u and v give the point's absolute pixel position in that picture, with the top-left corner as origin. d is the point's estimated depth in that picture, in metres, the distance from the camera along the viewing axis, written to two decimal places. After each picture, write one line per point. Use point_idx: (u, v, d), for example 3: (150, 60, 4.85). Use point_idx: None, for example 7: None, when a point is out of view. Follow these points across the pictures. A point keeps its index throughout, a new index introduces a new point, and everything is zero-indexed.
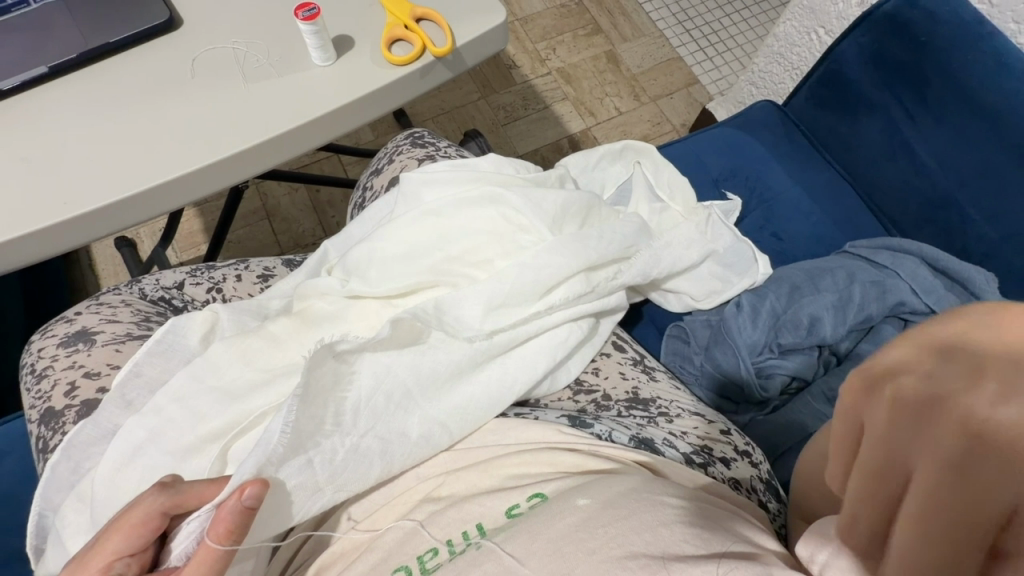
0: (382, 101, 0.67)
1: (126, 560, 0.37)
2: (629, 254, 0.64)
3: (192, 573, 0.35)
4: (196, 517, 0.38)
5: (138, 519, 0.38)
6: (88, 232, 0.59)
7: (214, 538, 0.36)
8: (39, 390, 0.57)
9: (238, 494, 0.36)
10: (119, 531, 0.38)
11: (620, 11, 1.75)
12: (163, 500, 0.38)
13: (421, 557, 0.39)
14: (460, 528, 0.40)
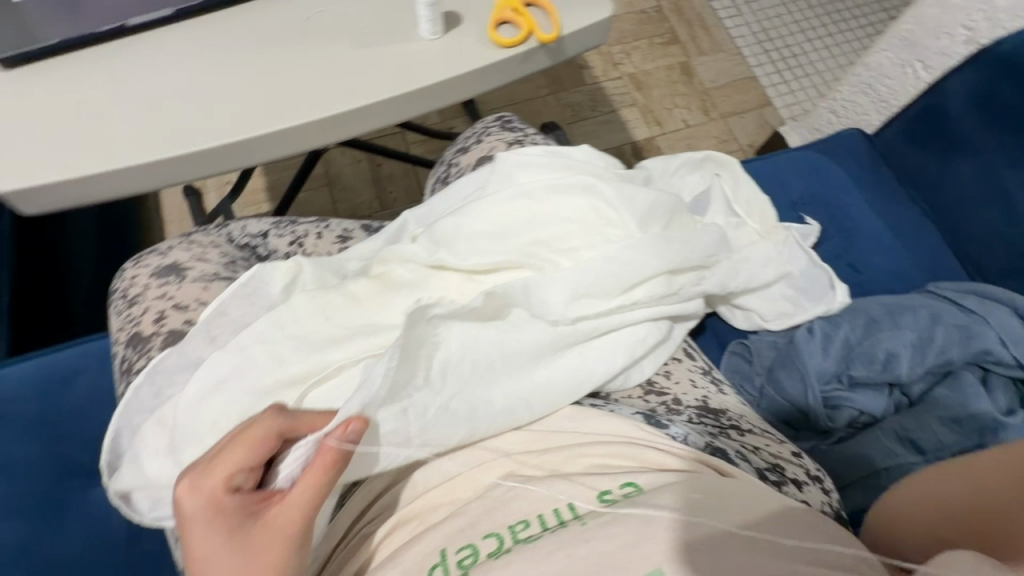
0: (483, 81, 0.67)
1: (243, 474, 0.39)
2: (711, 262, 0.63)
3: (301, 494, 0.38)
4: (304, 445, 0.40)
5: (259, 436, 0.40)
6: (188, 172, 0.60)
7: (320, 467, 0.39)
8: (129, 315, 0.59)
9: (345, 426, 0.40)
10: (240, 445, 0.39)
11: (700, 24, 1.72)
12: (282, 422, 0.41)
13: (512, 527, 0.38)
14: (551, 506, 0.39)
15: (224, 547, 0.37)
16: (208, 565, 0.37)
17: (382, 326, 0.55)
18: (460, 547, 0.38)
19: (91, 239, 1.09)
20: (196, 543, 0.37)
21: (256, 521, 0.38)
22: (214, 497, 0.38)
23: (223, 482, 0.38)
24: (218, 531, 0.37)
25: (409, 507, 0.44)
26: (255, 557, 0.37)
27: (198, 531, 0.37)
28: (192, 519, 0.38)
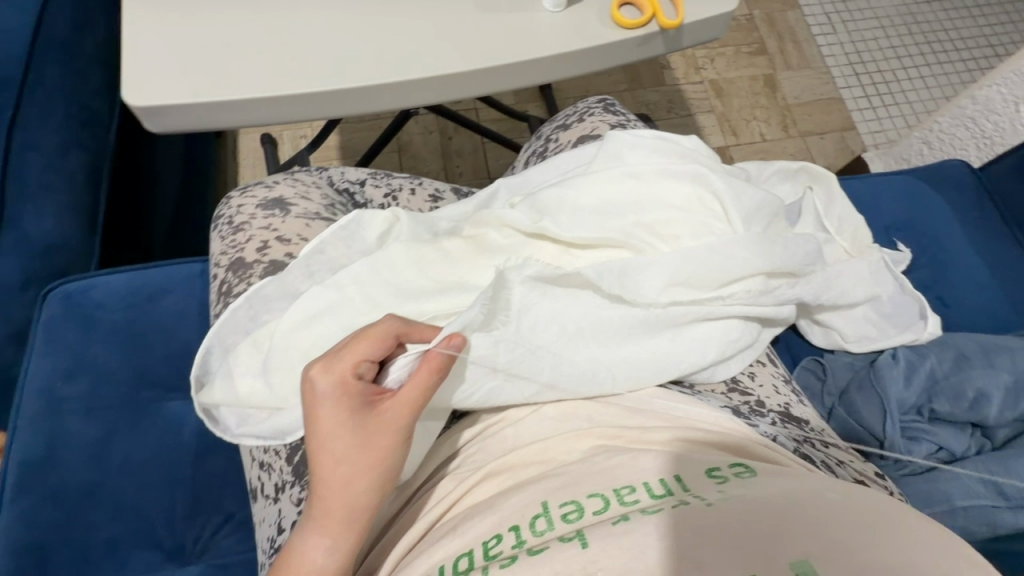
0: (599, 59, 0.66)
1: (367, 365, 0.42)
2: (807, 272, 0.61)
3: (411, 394, 0.40)
4: (417, 348, 0.42)
5: (380, 333, 0.42)
6: (305, 110, 0.61)
7: (429, 371, 0.40)
8: (232, 240, 0.62)
9: (446, 342, 0.41)
10: (365, 337, 0.41)
11: (791, 37, 1.67)
12: (399, 325, 0.42)
13: (617, 491, 0.37)
14: (655, 475, 0.38)
15: (342, 426, 0.39)
16: (327, 440, 0.39)
17: (475, 286, 0.56)
18: (564, 501, 0.37)
19: (177, 167, 1.11)
20: (319, 417, 0.39)
21: (371, 409, 0.40)
22: (342, 381, 0.40)
23: (351, 367, 0.40)
24: (339, 410, 0.39)
25: (499, 462, 0.43)
26: (367, 442, 0.39)
27: (322, 407, 0.40)
28: (320, 396, 0.40)
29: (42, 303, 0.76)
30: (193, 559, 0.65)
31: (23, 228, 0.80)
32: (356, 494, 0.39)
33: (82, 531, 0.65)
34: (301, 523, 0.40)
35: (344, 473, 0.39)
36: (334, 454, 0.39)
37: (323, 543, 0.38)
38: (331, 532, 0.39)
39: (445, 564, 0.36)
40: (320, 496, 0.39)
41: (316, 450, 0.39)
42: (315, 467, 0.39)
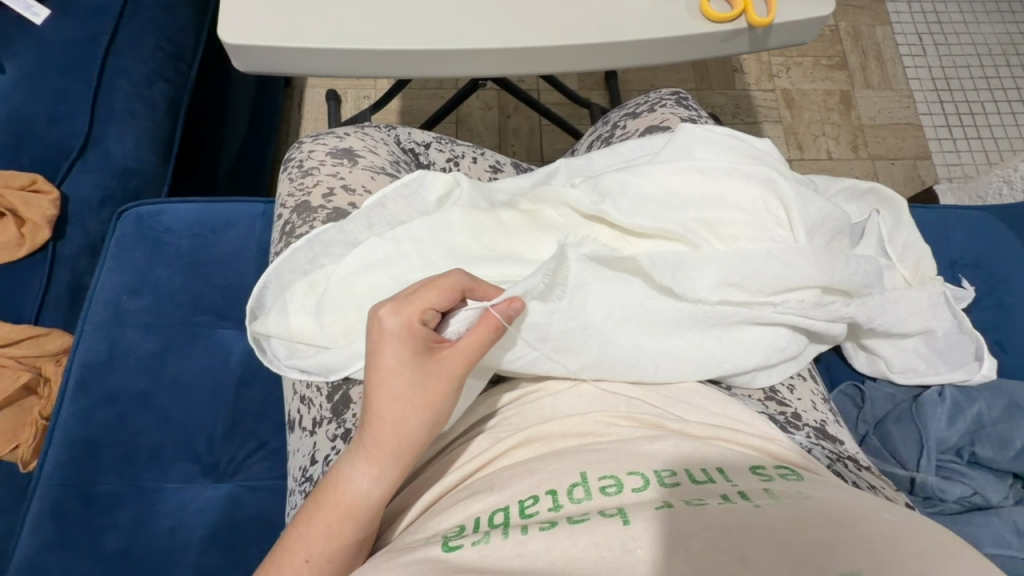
0: (681, 50, 0.65)
1: (432, 313, 0.43)
2: (863, 294, 0.59)
3: (468, 347, 0.42)
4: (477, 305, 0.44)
5: (448, 284, 0.43)
6: (385, 67, 0.62)
7: (489, 327, 0.42)
8: (300, 184, 0.64)
9: (506, 304, 0.43)
10: (434, 287, 0.43)
11: (876, 54, 1.59)
12: (466, 280, 0.44)
13: (658, 472, 0.38)
14: (696, 466, 0.39)
15: (404, 365, 0.41)
16: (386, 377, 0.41)
17: (526, 258, 0.57)
18: (602, 475, 0.38)
19: (245, 105, 1.11)
20: (383, 355, 0.41)
21: (431, 355, 0.42)
22: (409, 324, 0.41)
23: (417, 313, 0.42)
24: (403, 351, 0.41)
25: (536, 429, 0.45)
26: (424, 385, 0.41)
27: (387, 345, 0.41)
28: (386, 334, 0.41)
29: (117, 221, 0.81)
30: (225, 477, 0.69)
31: (109, 150, 0.87)
32: (406, 432, 0.41)
33: (131, 435, 0.70)
34: (350, 448, 0.42)
35: (399, 410, 0.41)
36: (393, 390, 0.41)
37: (369, 470, 0.41)
38: (378, 462, 0.41)
39: (480, 516, 0.38)
40: (372, 427, 0.41)
41: (375, 384, 0.41)
42: (371, 400, 0.41)
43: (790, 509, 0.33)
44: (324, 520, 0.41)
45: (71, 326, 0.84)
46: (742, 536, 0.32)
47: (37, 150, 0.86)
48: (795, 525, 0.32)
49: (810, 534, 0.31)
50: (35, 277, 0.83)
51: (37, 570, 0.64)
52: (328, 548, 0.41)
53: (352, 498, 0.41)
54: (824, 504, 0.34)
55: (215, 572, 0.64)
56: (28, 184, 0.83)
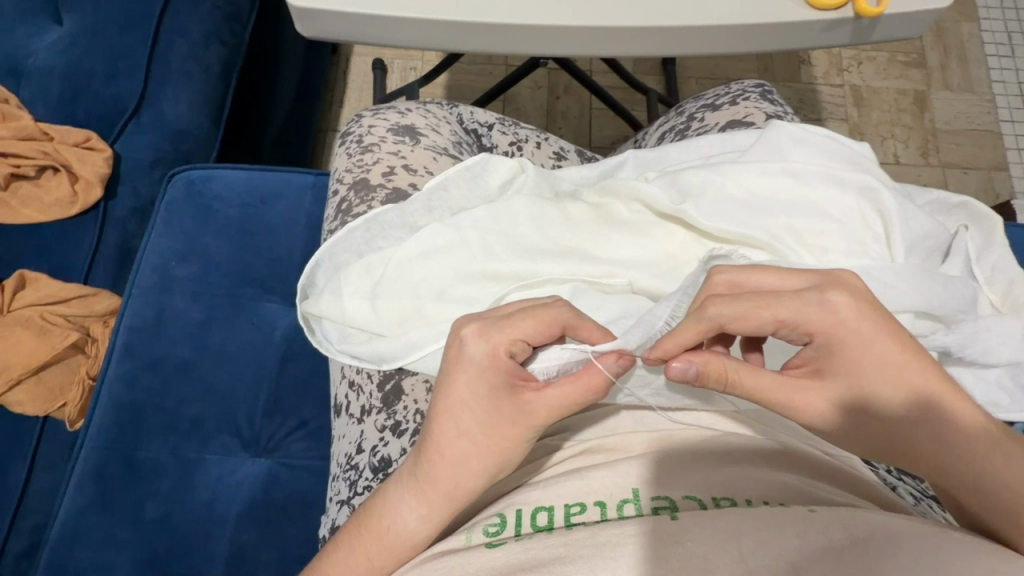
0: (775, 39, 0.59)
1: (522, 345, 0.40)
2: (958, 321, 0.52)
3: (554, 396, 0.39)
4: (581, 350, 0.41)
5: (550, 318, 0.40)
6: (455, 40, 0.59)
7: (585, 385, 0.39)
8: (360, 160, 0.62)
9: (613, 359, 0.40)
10: (533, 318, 0.39)
11: (959, 52, 1.41)
12: (564, 314, 0.40)
13: (713, 499, 0.38)
14: (752, 494, 0.38)
15: (478, 399, 0.39)
16: (454, 410, 0.39)
17: (594, 257, 0.53)
18: (657, 494, 0.39)
19: (295, 70, 1.07)
20: (456, 384, 0.39)
21: (511, 393, 0.39)
22: (493, 356, 0.39)
23: (506, 343, 0.39)
24: (479, 384, 0.39)
25: (602, 441, 0.45)
26: (494, 427, 0.39)
27: (462, 374, 0.39)
28: (463, 363, 0.39)
29: (168, 184, 0.80)
30: (264, 453, 0.68)
31: (163, 111, 0.85)
32: (466, 474, 0.39)
33: (174, 403, 0.69)
34: (401, 478, 0.41)
35: (462, 449, 0.39)
36: (458, 425, 0.39)
37: (419, 507, 0.39)
38: (430, 499, 0.39)
39: (521, 509, 0.39)
40: (429, 460, 0.40)
41: (442, 414, 0.39)
42: (434, 431, 0.40)
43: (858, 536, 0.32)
44: (364, 551, 0.40)
45: (118, 287, 0.84)
46: (797, 542, 0.32)
47: (92, 107, 0.85)
48: (851, 533, 0.32)
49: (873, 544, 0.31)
50: (86, 236, 0.83)
51: (80, 529, 0.65)
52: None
53: (395, 532, 0.39)
54: (893, 516, 0.35)
55: (251, 547, 0.64)
56: (83, 141, 0.83)
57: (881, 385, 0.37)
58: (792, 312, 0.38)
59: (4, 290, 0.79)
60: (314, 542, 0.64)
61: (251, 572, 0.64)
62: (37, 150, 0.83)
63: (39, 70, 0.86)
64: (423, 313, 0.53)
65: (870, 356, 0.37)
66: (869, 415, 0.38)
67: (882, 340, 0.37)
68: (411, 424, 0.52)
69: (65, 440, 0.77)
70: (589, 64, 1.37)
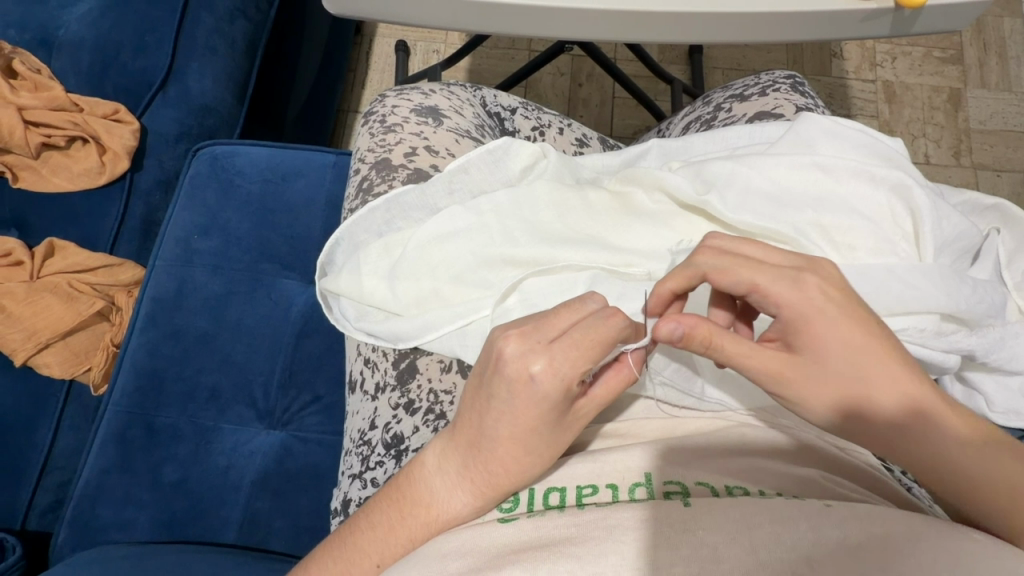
0: (810, 29, 0.58)
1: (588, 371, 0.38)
2: (985, 325, 0.50)
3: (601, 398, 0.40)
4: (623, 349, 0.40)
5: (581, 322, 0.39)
6: (481, 22, 0.58)
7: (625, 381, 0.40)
8: (382, 140, 0.62)
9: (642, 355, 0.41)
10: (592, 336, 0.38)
11: (999, 49, 1.32)
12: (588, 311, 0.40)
13: (729, 487, 0.38)
14: (766, 485, 0.38)
15: (549, 423, 0.39)
16: (519, 433, 0.39)
17: (612, 245, 0.53)
18: (668, 479, 0.38)
19: (318, 49, 1.07)
20: (527, 413, 0.39)
21: (568, 414, 0.40)
22: (564, 389, 0.38)
23: (578, 376, 0.38)
24: (550, 412, 0.39)
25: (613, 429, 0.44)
26: (558, 443, 0.40)
27: (534, 404, 0.38)
28: (538, 396, 0.38)
29: (193, 158, 0.81)
30: (279, 425, 0.70)
31: (188, 86, 0.86)
32: (525, 483, 0.40)
33: (193, 372, 0.71)
34: (454, 486, 0.40)
35: (525, 464, 0.40)
36: (524, 445, 0.39)
37: (475, 510, 0.40)
38: (487, 505, 0.40)
39: (534, 488, 0.40)
40: (491, 474, 0.40)
41: (510, 435, 0.39)
42: (499, 447, 0.39)
43: (862, 528, 0.32)
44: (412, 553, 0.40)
45: (142, 258, 0.86)
46: (812, 535, 0.32)
47: (121, 79, 0.86)
48: (867, 530, 0.32)
49: (892, 544, 0.31)
50: (112, 206, 0.85)
51: (102, 488, 0.68)
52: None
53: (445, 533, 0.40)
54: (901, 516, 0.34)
55: (265, 514, 0.66)
56: (111, 113, 0.84)
57: (842, 367, 0.38)
58: (769, 279, 0.38)
59: (34, 256, 0.81)
60: (325, 513, 0.66)
61: (265, 537, 0.66)
62: (66, 121, 0.84)
63: (69, 41, 0.87)
64: (440, 295, 0.53)
65: (831, 338, 0.37)
66: (836, 403, 0.38)
67: (843, 321, 0.38)
68: (424, 402, 0.52)
69: (89, 404, 0.79)
70: (613, 50, 1.35)
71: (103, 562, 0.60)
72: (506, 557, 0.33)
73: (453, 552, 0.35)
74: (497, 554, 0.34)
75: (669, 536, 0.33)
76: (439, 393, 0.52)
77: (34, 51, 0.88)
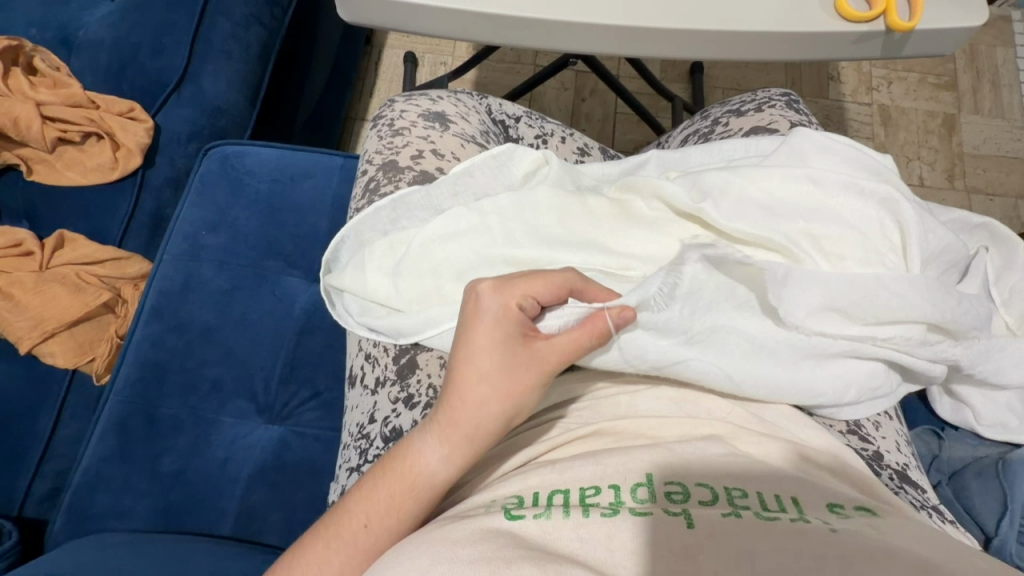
0: (804, 50, 0.60)
1: (532, 301, 0.43)
2: (970, 337, 0.50)
3: (565, 340, 0.42)
4: (580, 308, 0.44)
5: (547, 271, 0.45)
6: (489, 33, 0.61)
7: (590, 332, 0.42)
8: (391, 142, 0.65)
9: (616, 311, 0.43)
10: (544, 279, 0.44)
11: (992, 77, 1.34)
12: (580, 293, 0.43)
13: (729, 489, 0.38)
14: (765, 488, 0.38)
15: (498, 345, 0.42)
16: (473, 356, 0.42)
17: (610, 249, 0.54)
18: (669, 479, 0.38)
19: (329, 57, 1.10)
20: (478, 333, 0.42)
21: (522, 345, 0.42)
22: (505, 308, 0.42)
23: (515, 298, 0.43)
24: (495, 331, 0.42)
25: (608, 424, 0.45)
26: (510, 372, 0.41)
27: (480, 323, 0.42)
28: (481, 313, 0.42)
29: (203, 156, 0.83)
30: (278, 420, 0.71)
31: (203, 88, 0.89)
32: (488, 417, 0.41)
33: (195, 364, 0.72)
34: (426, 425, 0.43)
35: (483, 393, 0.41)
36: (478, 370, 0.41)
37: (442, 449, 0.41)
38: (452, 442, 0.41)
39: (539, 491, 0.39)
40: (453, 404, 0.42)
41: (465, 361, 0.42)
42: (456, 376, 0.42)
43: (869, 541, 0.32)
44: (384, 489, 0.41)
45: (149, 253, 0.88)
46: (816, 565, 0.31)
47: (137, 78, 0.88)
48: (872, 550, 0.31)
49: (886, 551, 0.31)
50: (123, 201, 0.87)
51: (101, 477, 0.68)
52: (387, 517, 0.41)
53: (416, 469, 0.41)
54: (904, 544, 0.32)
55: (260, 507, 0.67)
56: (126, 111, 0.86)
57: None
58: None
59: (44, 248, 0.83)
60: (320, 509, 0.66)
61: (260, 531, 0.66)
62: (82, 117, 0.87)
63: (89, 40, 0.89)
64: (441, 293, 0.55)
65: None
66: None
67: None
68: (424, 397, 0.53)
69: (91, 394, 0.80)
70: (616, 67, 1.38)
71: (99, 548, 0.61)
72: (515, 547, 0.33)
73: (463, 540, 0.34)
74: (505, 544, 0.33)
75: (669, 562, 0.32)
76: (438, 388, 0.54)
77: (54, 50, 0.90)
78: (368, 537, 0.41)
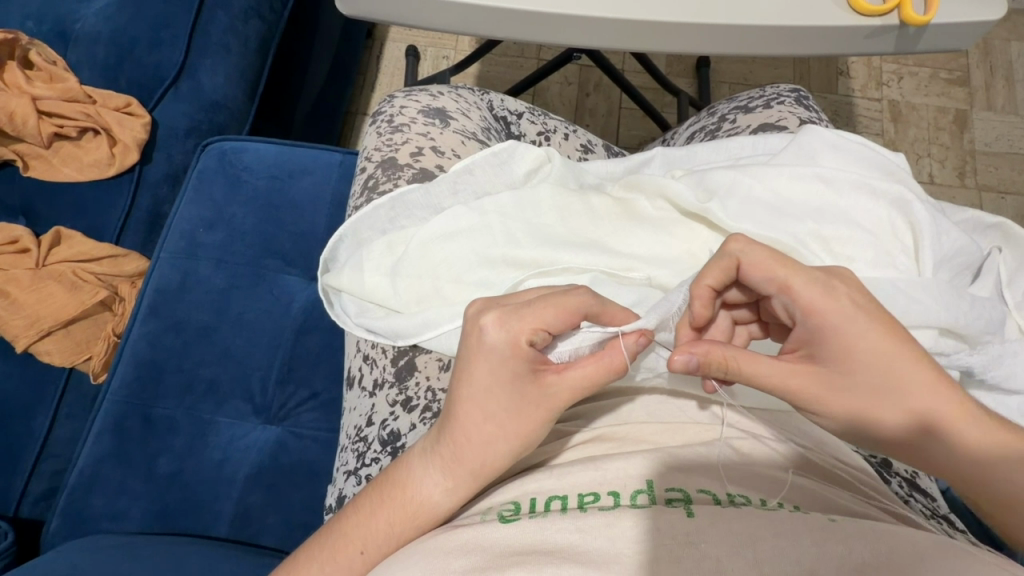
0: (815, 45, 0.58)
1: (544, 334, 0.40)
2: (985, 341, 0.48)
3: (580, 375, 0.39)
4: (597, 335, 0.41)
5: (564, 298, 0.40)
6: (490, 27, 0.59)
7: (608, 366, 0.39)
8: (390, 139, 0.63)
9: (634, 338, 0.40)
10: (556, 309, 0.39)
11: (1005, 72, 1.31)
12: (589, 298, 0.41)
13: (730, 494, 0.37)
14: (767, 495, 0.37)
15: (506, 385, 0.40)
16: (479, 394, 0.40)
17: (612, 250, 0.53)
18: (670, 486, 0.37)
19: (330, 51, 1.08)
20: (481, 370, 0.40)
21: (530, 381, 0.40)
22: (513, 344, 0.39)
23: (525, 332, 0.39)
24: (501, 370, 0.40)
25: (609, 431, 0.44)
26: (518, 411, 0.40)
27: (484, 362, 0.40)
28: (485, 350, 0.40)
29: (201, 153, 0.82)
30: (276, 421, 0.70)
31: (200, 82, 0.87)
32: (494, 454, 0.40)
33: (192, 364, 0.71)
34: (428, 455, 0.42)
35: (489, 431, 0.40)
36: (484, 409, 0.40)
37: (446, 483, 0.40)
38: (456, 476, 0.40)
39: (536, 497, 0.37)
40: (457, 438, 0.41)
41: (468, 399, 0.40)
42: (461, 412, 0.40)
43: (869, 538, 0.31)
44: (382, 520, 0.40)
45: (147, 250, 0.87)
46: (815, 548, 0.31)
47: (134, 73, 0.87)
48: (874, 545, 0.31)
49: (887, 551, 0.30)
50: (120, 198, 0.86)
51: (97, 477, 0.68)
52: (384, 544, 0.40)
53: (417, 500, 0.40)
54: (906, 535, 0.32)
55: (257, 509, 0.66)
56: (123, 107, 0.85)
57: (901, 421, 0.38)
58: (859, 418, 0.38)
59: (41, 245, 0.83)
60: (317, 511, 0.66)
61: (256, 532, 0.66)
62: (79, 112, 0.86)
63: (85, 34, 0.88)
64: (440, 294, 0.54)
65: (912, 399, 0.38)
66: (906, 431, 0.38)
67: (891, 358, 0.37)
68: (421, 400, 0.52)
69: (88, 393, 0.79)
70: (621, 61, 1.36)
71: (94, 550, 0.60)
72: (510, 558, 0.32)
73: (456, 550, 0.33)
74: (499, 555, 0.32)
75: (670, 547, 0.32)
76: (437, 392, 0.52)
77: (50, 43, 0.89)
78: (364, 561, 0.40)
